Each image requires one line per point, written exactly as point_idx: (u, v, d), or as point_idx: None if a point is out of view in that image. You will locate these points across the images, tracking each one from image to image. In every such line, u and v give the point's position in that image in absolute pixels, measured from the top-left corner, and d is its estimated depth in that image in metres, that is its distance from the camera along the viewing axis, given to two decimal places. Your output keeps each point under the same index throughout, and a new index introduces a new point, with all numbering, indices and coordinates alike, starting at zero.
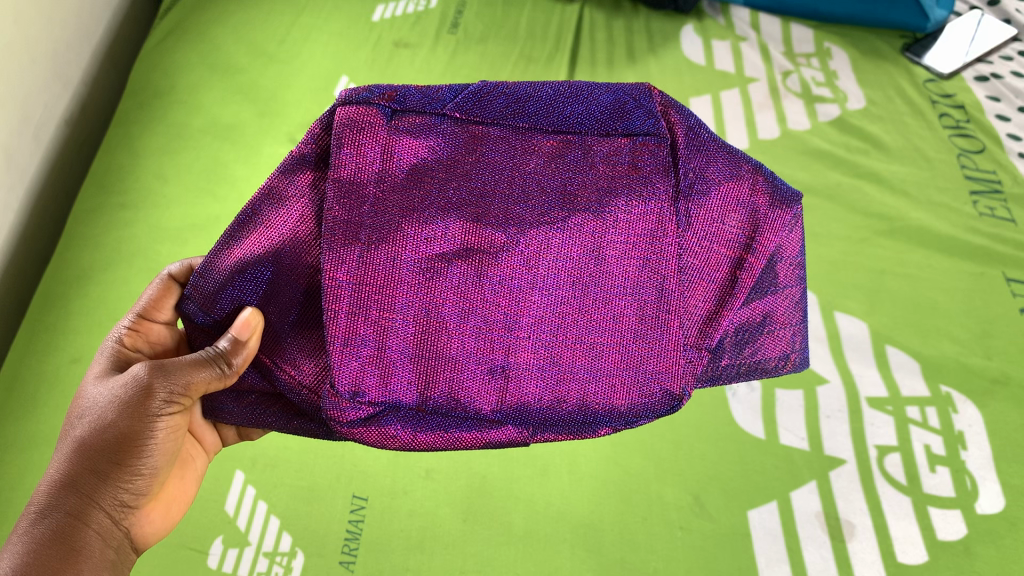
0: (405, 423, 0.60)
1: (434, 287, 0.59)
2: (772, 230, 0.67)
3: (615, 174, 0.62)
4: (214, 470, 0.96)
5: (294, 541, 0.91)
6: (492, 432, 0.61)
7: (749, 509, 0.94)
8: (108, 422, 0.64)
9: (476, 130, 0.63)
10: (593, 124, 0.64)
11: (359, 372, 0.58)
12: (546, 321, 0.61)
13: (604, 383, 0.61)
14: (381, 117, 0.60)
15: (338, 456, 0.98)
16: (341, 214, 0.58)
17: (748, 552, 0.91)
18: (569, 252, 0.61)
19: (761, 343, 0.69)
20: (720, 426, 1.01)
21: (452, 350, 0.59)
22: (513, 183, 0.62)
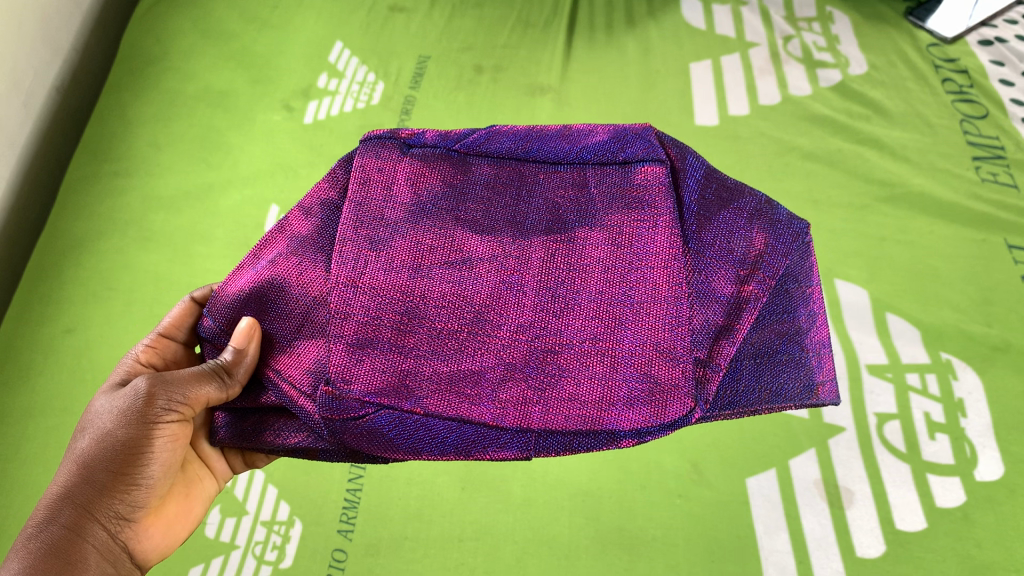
0: (403, 434, 0.57)
1: (433, 291, 0.60)
2: (777, 255, 0.65)
3: (609, 195, 0.65)
4: None
5: (291, 509, 0.92)
6: (490, 444, 0.57)
7: (748, 477, 0.94)
8: (107, 432, 0.62)
9: (484, 164, 0.67)
10: (596, 154, 0.67)
11: (358, 370, 0.57)
12: (544, 323, 0.60)
13: (603, 384, 0.58)
14: (396, 151, 0.66)
15: None
16: (353, 228, 0.62)
17: (746, 519, 0.91)
18: (564, 261, 0.62)
19: (779, 366, 0.65)
20: None
21: (450, 351, 0.58)
22: (513, 207, 0.65)
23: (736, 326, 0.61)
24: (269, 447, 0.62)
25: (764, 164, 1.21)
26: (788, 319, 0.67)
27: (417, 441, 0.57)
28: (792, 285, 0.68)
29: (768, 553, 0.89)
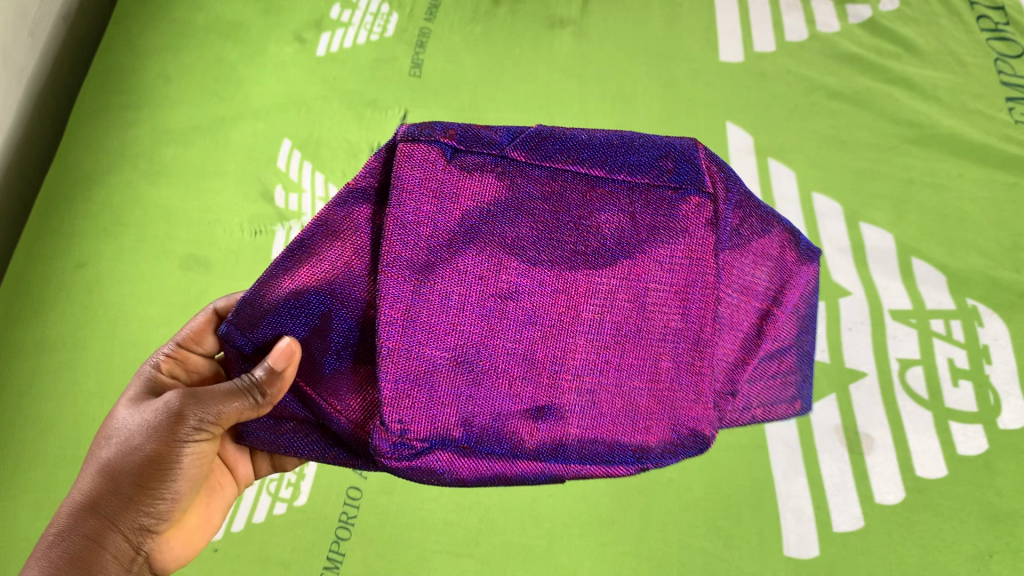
0: (453, 467, 0.57)
1: (486, 331, 0.56)
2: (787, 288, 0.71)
3: (666, 227, 0.59)
4: None
5: None
6: (532, 471, 0.58)
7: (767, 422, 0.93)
8: (136, 447, 0.61)
9: (537, 174, 0.58)
10: (647, 173, 0.60)
11: (415, 408, 0.54)
12: (592, 363, 0.58)
13: (640, 425, 0.59)
14: (443, 158, 0.56)
15: None
16: (403, 253, 0.54)
17: (764, 464, 0.90)
18: (616, 300, 0.58)
19: (771, 383, 0.72)
20: None
21: (507, 390, 0.56)
22: (569, 229, 0.57)
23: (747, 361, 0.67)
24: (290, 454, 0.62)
25: (789, 105, 1.17)
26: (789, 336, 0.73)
27: (463, 474, 0.57)
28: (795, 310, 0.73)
29: (785, 498, 0.89)
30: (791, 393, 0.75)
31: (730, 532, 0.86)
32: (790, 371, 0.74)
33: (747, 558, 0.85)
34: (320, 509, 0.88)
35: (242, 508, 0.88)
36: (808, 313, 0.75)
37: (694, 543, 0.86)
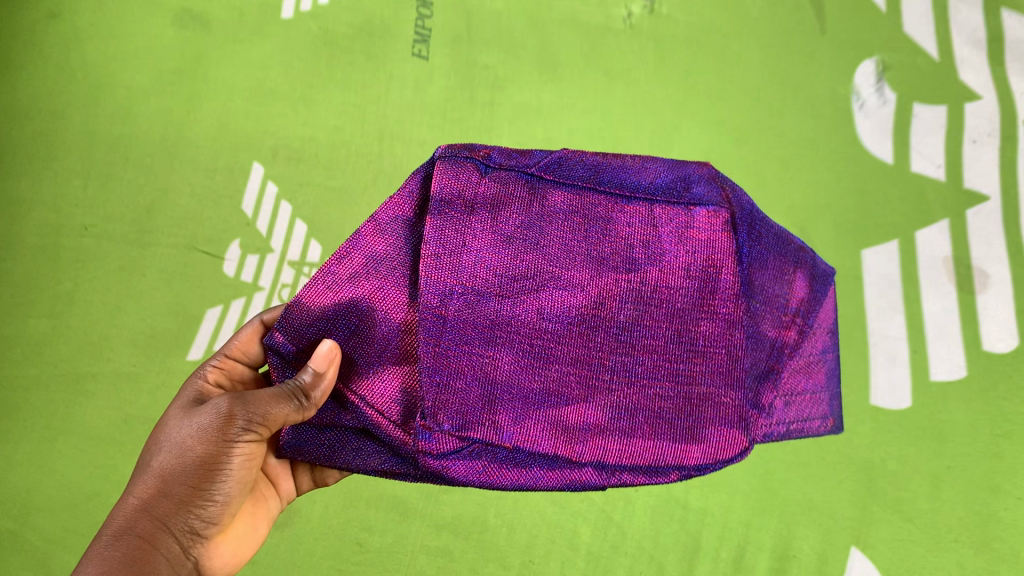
0: (495, 471, 0.48)
1: (510, 336, 0.48)
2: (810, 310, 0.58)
3: (690, 240, 0.51)
4: (228, 163, 0.80)
5: (324, 252, 0.78)
6: (577, 473, 0.49)
7: (864, 249, 0.79)
8: (184, 442, 0.48)
9: (558, 190, 0.50)
10: (668, 189, 0.52)
11: (456, 398, 0.46)
12: (624, 373, 0.49)
13: (681, 436, 0.49)
14: (470, 170, 0.48)
15: (374, 155, 0.82)
16: (434, 251, 0.46)
17: (856, 298, 0.78)
18: (644, 312, 0.49)
19: (800, 406, 0.57)
20: (838, 145, 0.83)
21: (542, 386, 0.48)
22: (592, 238, 0.49)
23: (776, 371, 0.55)
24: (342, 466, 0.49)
25: None
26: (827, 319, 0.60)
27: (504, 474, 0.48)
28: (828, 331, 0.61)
29: (876, 339, 0.77)
30: (825, 409, 0.59)
31: None
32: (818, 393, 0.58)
33: None
34: None
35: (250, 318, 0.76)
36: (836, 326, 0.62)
37: None
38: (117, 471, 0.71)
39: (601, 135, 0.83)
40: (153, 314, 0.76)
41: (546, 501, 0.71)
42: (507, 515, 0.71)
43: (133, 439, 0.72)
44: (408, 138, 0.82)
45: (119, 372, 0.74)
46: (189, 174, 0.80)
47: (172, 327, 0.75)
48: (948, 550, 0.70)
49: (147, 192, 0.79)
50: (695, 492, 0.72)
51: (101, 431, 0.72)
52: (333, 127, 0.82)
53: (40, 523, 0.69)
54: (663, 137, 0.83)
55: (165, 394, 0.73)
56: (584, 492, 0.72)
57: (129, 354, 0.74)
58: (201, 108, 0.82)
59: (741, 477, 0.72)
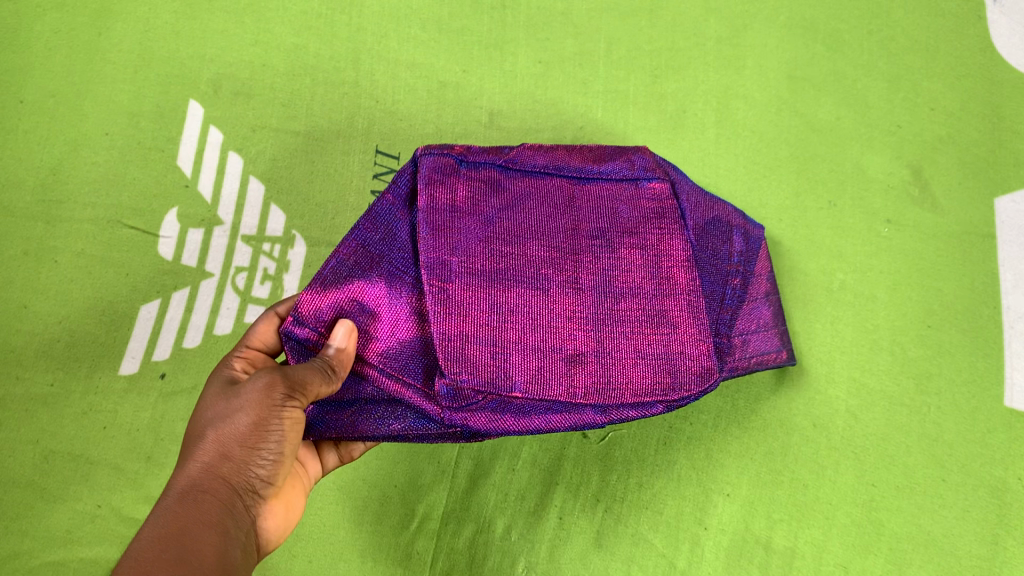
0: (505, 425, 0.44)
1: (504, 292, 0.44)
2: (763, 267, 0.53)
3: (653, 196, 0.48)
4: (157, 102, 0.61)
5: (289, 221, 0.59)
6: (576, 416, 0.44)
7: (999, 196, 0.60)
8: (234, 407, 0.41)
9: (520, 176, 0.48)
10: (623, 167, 0.50)
11: (472, 351, 0.43)
12: (606, 319, 0.45)
13: (667, 362, 0.45)
14: (453, 167, 0.47)
15: (349, 85, 0.62)
16: (429, 215, 0.45)
17: (989, 263, 0.59)
18: (615, 268, 0.46)
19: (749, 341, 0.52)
20: (963, 52, 0.63)
21: (540, 337, 0.44)
22: (555, 208, 0.47)
23: (732, 314, 0.50)
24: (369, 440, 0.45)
25: None
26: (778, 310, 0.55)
27: (511, 422, 0.44)
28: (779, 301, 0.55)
29: (1014, 319, 0.58)
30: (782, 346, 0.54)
31: (928, 369, 0.58)
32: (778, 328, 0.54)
33: (947, 408, 0.57)
34: None
35: (197, 314, 0.58)
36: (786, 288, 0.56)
37: (873, 383, 0.58)
38: (39, 524, 0.55)
39: (648, 47, 0.63)
40: (71, 314, 0.58)
41: (590, 546, 0.55)
42: (540, 565, 0.55)
43: (56, 481, 0.56)
44: (393, 59, 0.62)
45: (32, 394, 0.57)
46: (106, 120, 0.61)
47: (97, 330, 0.58)
48: None
49: (51, 148, 0.60)
50: (779, 528, 0.56)
51: (15, 473, 0.56)
52: (292, 48, 0.62)
53: None
54: (731, 47, 0.63)
55: (94, 422, 0.56)
56: (638, 532, 0.56)
57: (42, 370, 0.57)
58: (117, 28, 0.62)
59: (838, 506, 0.56)
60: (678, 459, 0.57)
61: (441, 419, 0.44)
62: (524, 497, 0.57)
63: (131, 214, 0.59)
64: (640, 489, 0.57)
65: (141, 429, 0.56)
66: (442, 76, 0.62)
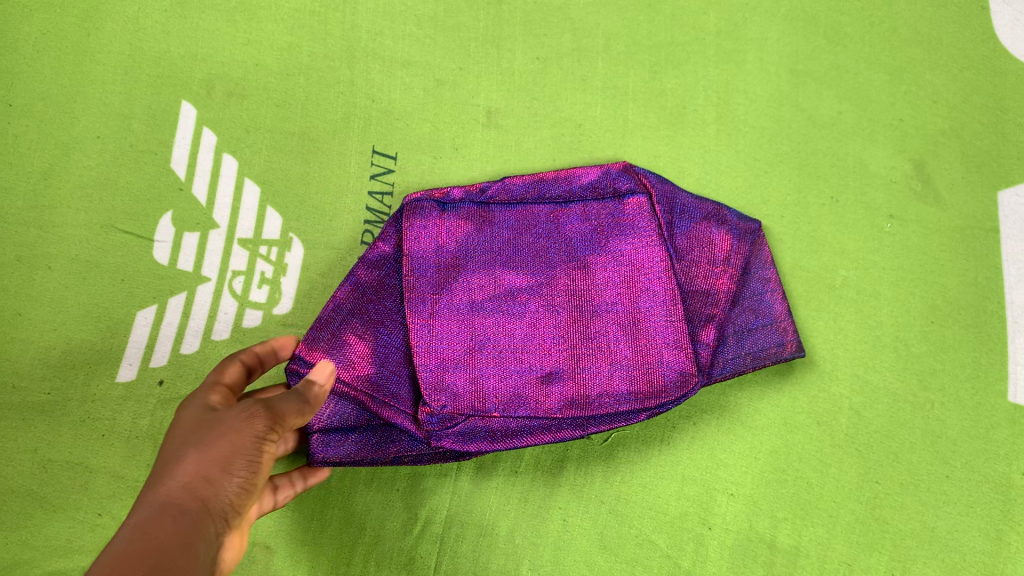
0: (489, 440, 0.54)
1: (483, 330, 0.54)
2: (762, 262, 0.58)
3: (615, 227, 0.56)
4: (149, 104, 0.60)
5: (285, 223, 0.59)
6: (555, 432, 0.54)
7: (1002, 189, 0.60)
8: (221, 431, 0.41)
9: (499, 213, 0.58)
10: (591, 196, 0.58)
11: (451, 386, 0.54)
12: (573, 337, 0.54)
13: (630, 375, 0.54)
14: (433, 212, 0.57)
15: (344, 85, 0.61)
16: (412, 284, 0.55)
17: (992, 257, 0.59)
18: (578, 294, 0.55)
19: (747, 334, 0.56)
20: (966, 43, 0.62)
21: (513, 361, 0.54)
22: (525, 247, 0.57)
23: (720, 316, 0.55)
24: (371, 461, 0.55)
25: None
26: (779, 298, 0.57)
27: (491, 441, 0.54)
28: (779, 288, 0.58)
29: (1018, 312, 0.58)
30: (785, 336, 0.56)
31: (931, 365, 0.58)
32: (791, 320, 0.57)
33: (950, 404, 0.57)
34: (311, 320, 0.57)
35: (195, 320, 0.57)
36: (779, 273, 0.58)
37: (875, 380, 0.57)
38: (39, 534, 0.55)
39: (646, 41, 0.62)
40: (66, 321, 0.57)
41: (594, 548, 0.55)
42: (544, 568, 0.55)
43: (55, 491, 0.55)
44: (388, 56, 0.61)
45: (28, 402, 0.56)
46: (97, 123, 0.60)
47: (93, 337, 0.57)
48: None
49: (41, 151, 0.59)
50: (783, 527, 0.56)
51: (13, 482, 0.55)
52: (286, 47, 0.61)
53: None
54: (731, 41, 0.62)
55: (92, 430, 0.56)
56: (642, 533, 0.55)
57: (38, 378, 0.56)
58: (106, 28, 0.61)
59: (842, 504, 0.56)
60: (683, 459, 0.56)
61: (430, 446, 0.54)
62: (528, 498, 0.56)
63: (126, 218, 0.58)
64: (646, 489, 0.56)
65: (140, 437, 0.56)
66: (438, 73, 0.61)
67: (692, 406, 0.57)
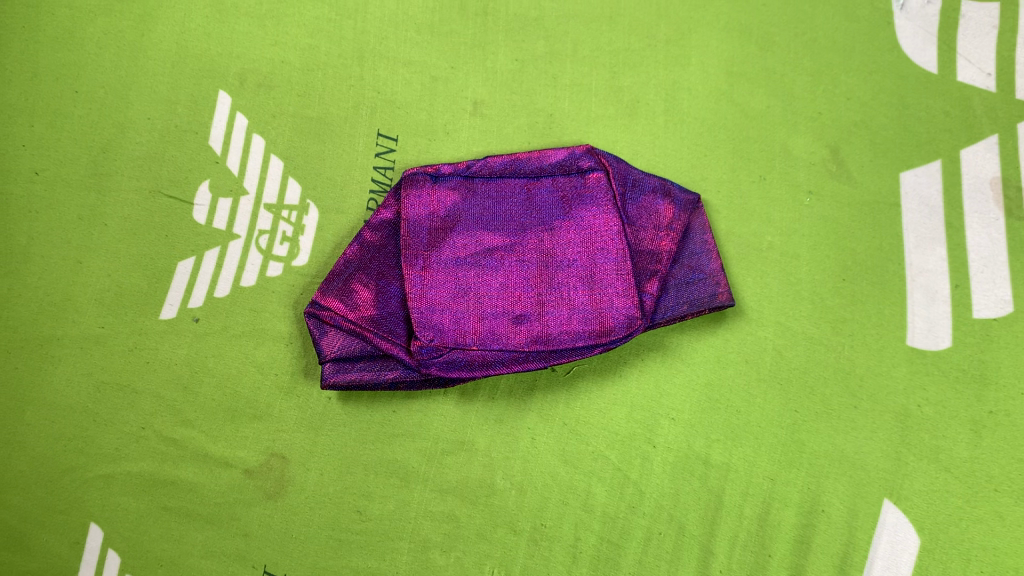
0: (468, 369, 0.65)
1: (466, 279, 0.65)
2: (701, 228, 0.69)
3: (578, 198, 0.68)
4: (191, 92, 0.72)
5: (304, 191, 0.70)
6: (524, 363, 0.65)
7: (903, 171, 0.71)
8: None
9: (480, 184, 0.69)
10: (559, 172, 0.69)
11: (438, 324, 0.65)
12: (541, 287, 0.66)
13: (586, 318, 0.65)
14: (426, 183, 0.68)
15: (355, 80, 0.73)
16: (408, 241, 0.66)
17: (895, 227, 0.70)
18: (546, 251, 0.66)
19: (686, 287, 0.68)
20: (875, 52, 0.74)
21: (490, 305, 0.65)
22: (503, 213, 0.67)
23: (662, 273, 0.67)
24: (372, 388, 0.66)
25: None
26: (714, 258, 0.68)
27: (471, 369, 0.65)
28: (715, 249, 0.69)
29: (916, 273, 0.69)
30: (719, 287, 0.67)
31: (842, 315, 0.69)
32: (724, 274, 0.68)
33: (859, 347, 0.68)
34: (324, 271, 0.69)
35: (226, 269, 0.69)
36: (714, 238, 0.69)
37: (795, 326, 0.68)
38: (92, 444, 0.66)
39: (608, 48, 0.74)
40: (119, 269, 0.68)
41: (557, 461, 0.66)
42: (515, 477, 0.66)
43: (107, 408, 0.66)
44: (392, 57, 0.73)
45: (86, 334, 0.67)
46: (147, 107, 0.72)
47: (141, 282, 0.68)
48: (987, 500, 0.66)
49: (102, 130, 0.71)
50: (716, 446, 0.66)
51: (72, 400, 0.66)
52: (307, 48, 0.73)
53: (14, 501, 0.65)
54: (678, 48, 0.74)
55: (139, 358, 0.67)
56: (598, 450, 0.66)
57: (95, 315, 0.67)
58: (156, 30, 0.73)
59: (766, 428, 0.67)
60: (632, 388, 0.67)
61: (420, 374, 0.65)
62: (503, 420, 0.67)
63: (170, 185, 0.70)
64: (602, 413, 0.67)
65: (179, 364, 0.67)
66: (434, 71, 0.73)
67: (641, 345, 0.68)
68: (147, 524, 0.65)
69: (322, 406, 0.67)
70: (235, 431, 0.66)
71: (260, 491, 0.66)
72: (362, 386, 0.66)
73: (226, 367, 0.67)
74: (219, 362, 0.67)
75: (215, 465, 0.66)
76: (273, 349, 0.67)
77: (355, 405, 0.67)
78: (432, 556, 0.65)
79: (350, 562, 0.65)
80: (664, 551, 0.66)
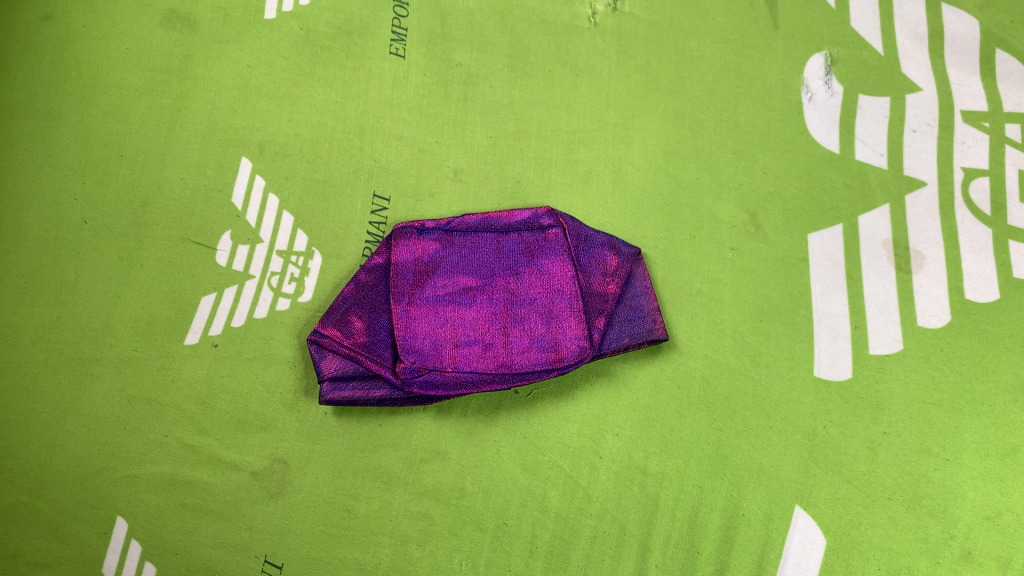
0: (444, 389, 0.77)
1: (444, 314, 0.78)
2: (641, 277, 0.83)
3: (540, 249, 0.81)
4: (218, 158, 0.86)
5: (310, 240, 0.84)
6: (491, 384, 0.77)
7: (810, 233, 0.86)
8: None
9: (458, 236, 0.82)
10: (524, 229, 0.82)
11: (420, 350, 0.77)
12: (507, 321, 0.78)
13: (544, 347, 0.78)
14: (412, 235, 0.81)
15: (356, 150, 0.87)
16: (396, 282, 0.79)
17: (804, 278, 0.84)
18: (512, 292, 0.79)
19: (628, 324, 0.81)
20: (788, 135, 0.90)
21: (463, 335, 0.78)
22: (476, 260, 0.80)
23: (608, 311, 0.80)
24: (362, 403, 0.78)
25: None
26: (651, 301, 0.82)
27: (446, 388, 0.77)
28: (652, 295, 0.82)
29: (821, 316, 0.83)
30: (654, 325, 0.81)
31: (760, 350, 0.82)
32: (659, 314, 0.82)
33: (774, 377, 0.81)
34: (325, 306, 0.82)
35: (242, 304, 0.81)
36: (651, 284, 0.83)
37: (720, 358, 0.81)
38: (122, 448, 0.77)
39: (566, 128, 0.89)
40: (152, 302, 0.81)
41: (518, 469, 0.78)
42: (482, 482, 0.77)
43: (136, 418, 0.78)
44: (387, 133, 0.88)
45: (122, 355, 0.79)
46: (181, 170, 0.85)
47: (170, 314, 0.81)
48: (882, 506, 0.77)
49: (141, 188, 0.84)
50: (652, 458, 0.79)
51: (106, 411, 0.78)
52: (316, 124, 0.88)
53: (52, 496, 0.76)
54: (624, 130, 0.89)
55: (165, 376, 0.79)
56: (553, 459, 0.78)
57: (130, 340, 0.80)
58: (191, 107, 0.88)
59: (695, 444, 0.79)
60: (582, 408, 0.80)
61: (402, 391, 0.77)
62: (472, 433, 0.79)
63: (197, 233, 0.83)
64: (556, 428, 0.79)
65: (199, 382, 0.79)
66: (421, 145, 0.88)
67: (590, 371, 0.81)
68: (166, 518, 0.76)
69: (319, 419, 0.79)
70: (244, 439, 0.78)
71: (264, 490, 0.77)
72: (352, 401, 0.78)
73: (240, 385, 0.79)
74: (233, 381, 0.79)
75: (227, 468, 0.77)
76: (279, 371, 0.80)
77: (348, 419, 0.79)
78: (409, 549, 0.76)
79: (338, 553, 0.76)
80: (608, 547, 0.77)
